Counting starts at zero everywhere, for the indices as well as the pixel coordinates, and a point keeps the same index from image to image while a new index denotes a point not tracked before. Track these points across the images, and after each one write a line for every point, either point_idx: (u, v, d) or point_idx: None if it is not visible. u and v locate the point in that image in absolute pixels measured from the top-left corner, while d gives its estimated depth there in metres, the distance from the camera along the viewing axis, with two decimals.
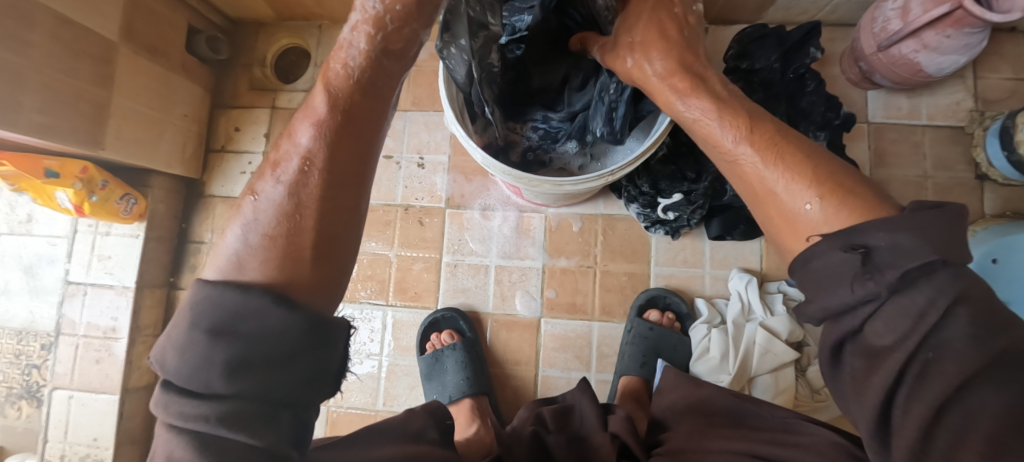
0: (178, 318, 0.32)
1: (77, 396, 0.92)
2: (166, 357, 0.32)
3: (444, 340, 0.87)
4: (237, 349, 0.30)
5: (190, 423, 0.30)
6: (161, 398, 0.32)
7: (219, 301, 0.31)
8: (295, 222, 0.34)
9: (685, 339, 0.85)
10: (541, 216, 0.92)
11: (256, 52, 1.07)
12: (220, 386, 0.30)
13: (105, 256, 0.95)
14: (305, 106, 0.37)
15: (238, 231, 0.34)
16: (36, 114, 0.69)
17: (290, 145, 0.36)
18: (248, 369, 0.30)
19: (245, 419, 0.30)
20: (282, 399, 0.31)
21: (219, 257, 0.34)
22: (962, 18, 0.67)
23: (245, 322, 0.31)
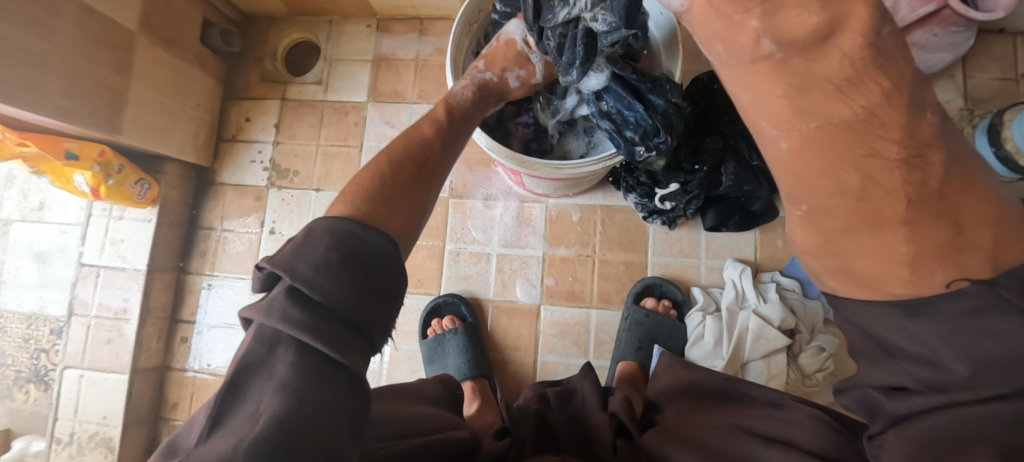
0: (312, 239, 0.39)
1: (86, 376, 0.95)
2: (297, 266, 0.37)
3: (446, 324, 0.90)
4: (362, 277, 0.38)
5: (299, 332, 0.33)
6: (274, 304, 0.35)
7: (356, 233, 0.40)
8: (410, 184, 0.49)
9: (680, 326, 0.87)
10: (542, 206, 0.95)
11: (267, 46, 1.10)
12: (340, 301, 0.36)
13: (117, 241, 0.98)
14: (427, 117, 0.58)
15: (358, 185, 0.46)
16: (58, 98, 0.73)
17: (414, 133, 0.54)
18: (362, 293, 0.37)
19: (345, 336, 0.35)
20: (370, 328, 0.38)
21: (348, 199, 0.44)
22: (949, 16, 0.71)
23: (370, 255, 0.40)
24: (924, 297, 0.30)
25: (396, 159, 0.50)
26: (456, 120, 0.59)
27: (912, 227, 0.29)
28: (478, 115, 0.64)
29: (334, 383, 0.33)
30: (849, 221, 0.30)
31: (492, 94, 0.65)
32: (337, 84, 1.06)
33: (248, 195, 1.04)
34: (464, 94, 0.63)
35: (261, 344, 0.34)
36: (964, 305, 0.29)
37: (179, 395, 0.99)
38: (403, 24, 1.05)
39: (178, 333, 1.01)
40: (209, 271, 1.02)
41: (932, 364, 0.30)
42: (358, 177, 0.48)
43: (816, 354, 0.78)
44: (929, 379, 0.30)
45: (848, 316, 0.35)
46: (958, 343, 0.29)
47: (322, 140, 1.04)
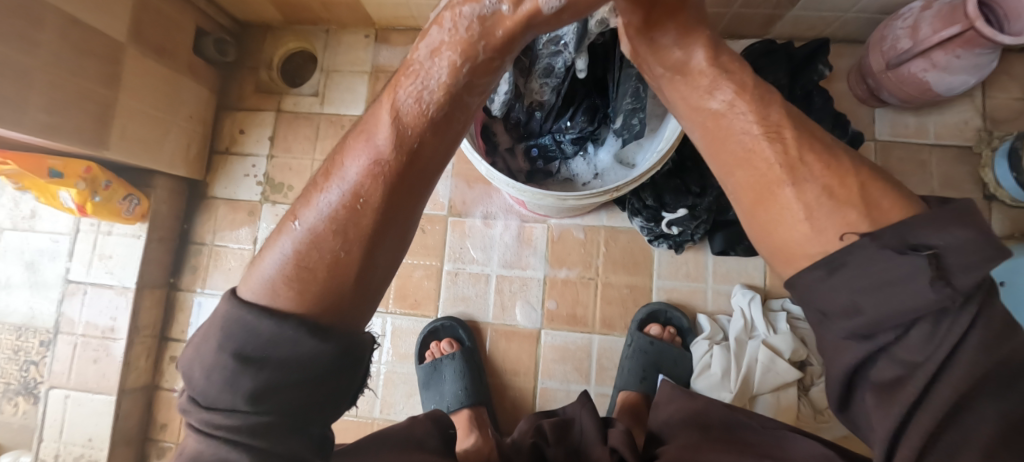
0: (206, 335, 0.32)
1: (72, 396, 0.92)
2: (194, 374, 0.32)
3: (444, 348, 0.87)
4: (267, 374, 0.30)
5: (217, 440, 0.31)
6: (189, 407, 0.32)
7: (254, 327, 0.31)
8: (340, 256, 0.33)
9: (686, 354, 0.84)
10: (543, 226, 0.91)
11: (263, 55, 1.07)
12: (247, 409, 0.30)
13: (106, 256, 0.95)
14: (366, 122, 0.37)
15: (281, 249, 0.33)
16: (41, 113, 0.70)
17: (342, 161, 0.36)
18: (271, 389, 0.31)
19: (270, 437, 0.31)
20: (299, 420, 0.32)
21: (255, 280, 0.33)
22: (973, 38, 0.67)
23: (277, 348, 0.31)
24: (833, 253, 0.30)
25: (313, 216, 0.34)
26: (424, 133, 0.36)
27: (795, 184, 0.33)
28: (476, 100, 0.39)
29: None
30: (755, 193, 0.36)
31: (495, 50, 0.36)
32: (334, 95, 1.02)
33: (241, 209, 1.01)
34: (435, 80, 0.36)
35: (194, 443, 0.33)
36: (861, 258, 0.29)
37: (168, 415, 0.96)
38: (403, 34, 1.01)
39: (168, 352, 0.98)
40: (200, 288, 0.99)
41: (856, 313, 0.29)
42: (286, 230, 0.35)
43: None
44: (856, 330, 0.29)
45: (800, 295, 0.32)
46: (878, 296, 0.28)
47: (318, 154, 1.01)
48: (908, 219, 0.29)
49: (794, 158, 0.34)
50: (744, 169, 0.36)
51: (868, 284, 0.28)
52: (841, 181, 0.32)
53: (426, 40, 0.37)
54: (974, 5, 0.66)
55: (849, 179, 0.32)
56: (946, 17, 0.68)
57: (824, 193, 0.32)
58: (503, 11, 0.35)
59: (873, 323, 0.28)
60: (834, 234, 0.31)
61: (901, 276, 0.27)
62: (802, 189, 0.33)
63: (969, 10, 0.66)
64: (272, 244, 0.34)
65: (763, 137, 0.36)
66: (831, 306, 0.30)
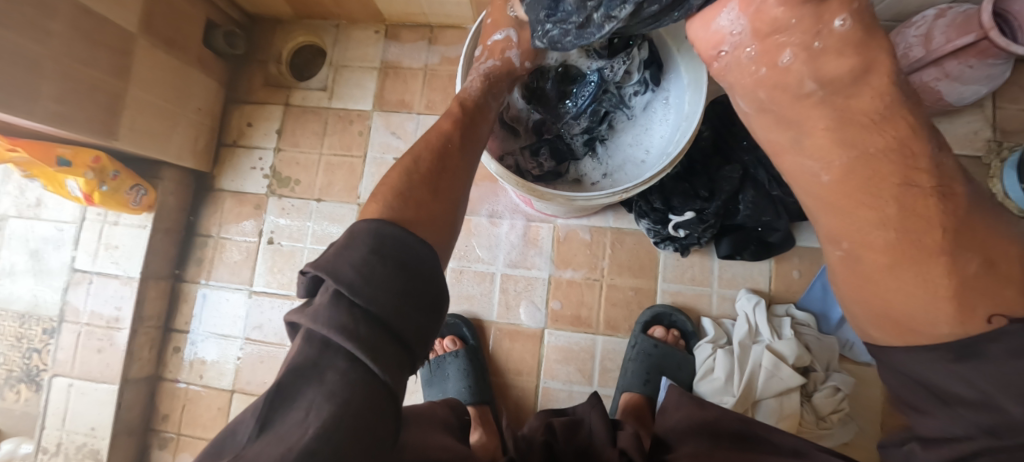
0: (354, 243, 0.40)
1: (76, 385, 0.92)
2: (342, 271, 0.37)
3: (447, 346, 0.89)
4: (405, 286, 0.39)
5: (348, 336, 0.34)
6: (324, 301, 0.36)
7: (396, 239, 0.41)
8: (439, 177, 0.49)
9: (689, 358, 0.85)
10: (550, 226, 0.91)
11: (272, 49, 1.07)
12: (386, 308, 0.37)
13: (111, 246, 0.95)
14: (447, 112, 0.56)
15: (400, 179, 0.47)
16: (52, 103, 0.70)
17: (436, 129, 0.53)
18: (404, 301, 0.38)
19: (388, 346, 0.36)
20: (409, 338, 0.38)
21: (383, 197, 0.45)
22: (987, 48, 0.68)
23: (412, 259, 0.41)
24: (968, 339, 0.34)
25: (423, 155, 0.50)
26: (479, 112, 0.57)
27: (951, 256, 0.36)
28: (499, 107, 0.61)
29: (379, 394, 0.34)
30: (892, 257, 0.39)
31: (500, 80, 0.60)
32: (343, 91, 1.02)
33: (247, 202, 1.01)
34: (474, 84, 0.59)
35: (309, 348, 0.35)
36: (1000, 348, 0.32)
37: (170, 406, 0.96)
38: (412, 31, 1.01)
39: (171, 343, 0.98)
40: (205, 280, 0.99)
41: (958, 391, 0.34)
42: (399, 170, 0.48)
43: (831, 394, 0.76)
44: (990, 421, 0.32)
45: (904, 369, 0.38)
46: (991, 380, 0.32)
47: (326, 149, 1.01)
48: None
49: (963, 222, 0.37)
50: (904, 236, 0.38)
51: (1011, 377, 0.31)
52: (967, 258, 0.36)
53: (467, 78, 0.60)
54: (988, 15, 0.66)
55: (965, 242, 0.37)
56: (961, 26, 0.69)
57: (982, 263, 0.36)
58: (495, 64, 0.59)
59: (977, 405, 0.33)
60: (954, 307, 0.35)
61: None
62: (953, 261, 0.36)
63: (983, 19, 0.66)
64: (390, 178, 0.48)
65: (932, 191, 0.38)
66: (939, 382, 0.35)
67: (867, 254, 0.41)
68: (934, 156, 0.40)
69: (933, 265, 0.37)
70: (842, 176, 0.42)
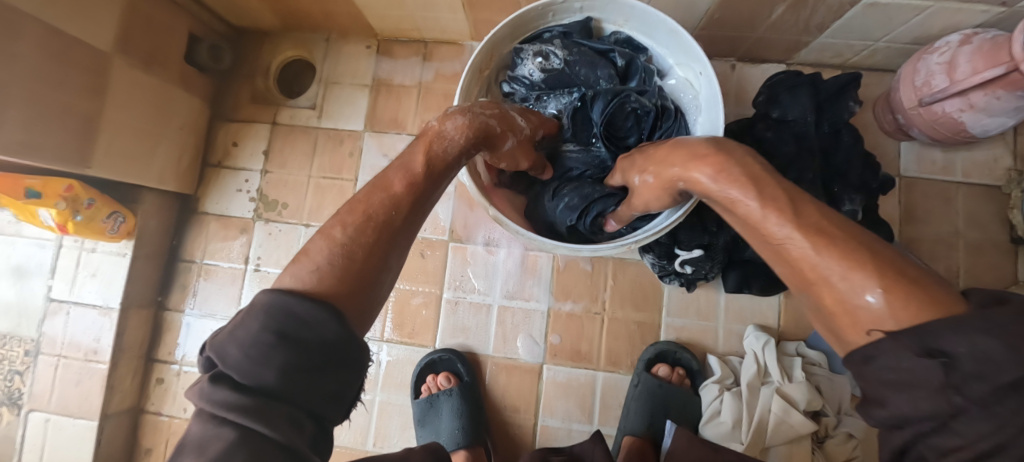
0: (246, 317, 0.36)
1: (53, 420, 0.88)
2: (229, 350, 0.35)
3: (441, 383, 0.83)
4: (298, 358, 0.34)
5: (231, 414, 0.33)
6: (215, 380, 0.35)
7: (293, 310, 0.36)
8: (376, 243, 0.40)
9: (695, 398, 0.80)
10: (549, 255, 0.87)
11: (259, 63, 1.02)
12: (272, 384, 0.34)
13: (90, 273, 0.90)
14: (398, 162, 0.46)
15: (322, 250, 0.39)
16: (18, 131, 0.65)
17: (382, 188, 0.43)
18: (298, 371, 0.34)
19: (281, 418, 0.34)
20: (308, 402, 0.35)
21: (297, 267, 0.39)
22: (1017, 80, 0.62)
23: (308, 330, 0.35)
24: (865, 347, 0.31)
25: (352, 219, 0.40)
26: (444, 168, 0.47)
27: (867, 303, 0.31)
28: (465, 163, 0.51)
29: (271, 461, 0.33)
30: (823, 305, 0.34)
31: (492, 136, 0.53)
32: (333, 109, 0.98)
33: (233, 226, 0.96)
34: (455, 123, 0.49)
35: (200, 421, 0.35)
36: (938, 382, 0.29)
37: (153, 440, 0.93)
38: (406, 46, 0.97)
39: (154, 374, 0.94)
40: (188, 307, 0.95)
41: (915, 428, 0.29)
42: (325, 236, 0.40)
43: (844, 441, 0.73)
44: None
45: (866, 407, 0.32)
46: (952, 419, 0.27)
47: (315, 170, 0.97)
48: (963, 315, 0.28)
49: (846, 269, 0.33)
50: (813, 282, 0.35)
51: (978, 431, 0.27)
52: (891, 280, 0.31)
53: (446, 123, 0.49)
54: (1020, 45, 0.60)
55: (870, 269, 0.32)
56: (988, 56, 0.64)
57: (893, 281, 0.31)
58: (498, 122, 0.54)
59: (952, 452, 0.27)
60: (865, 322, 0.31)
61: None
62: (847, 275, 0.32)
63: (1013, 50, 0.61)
64: (314, 245, 0.40)
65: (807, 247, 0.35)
66: None
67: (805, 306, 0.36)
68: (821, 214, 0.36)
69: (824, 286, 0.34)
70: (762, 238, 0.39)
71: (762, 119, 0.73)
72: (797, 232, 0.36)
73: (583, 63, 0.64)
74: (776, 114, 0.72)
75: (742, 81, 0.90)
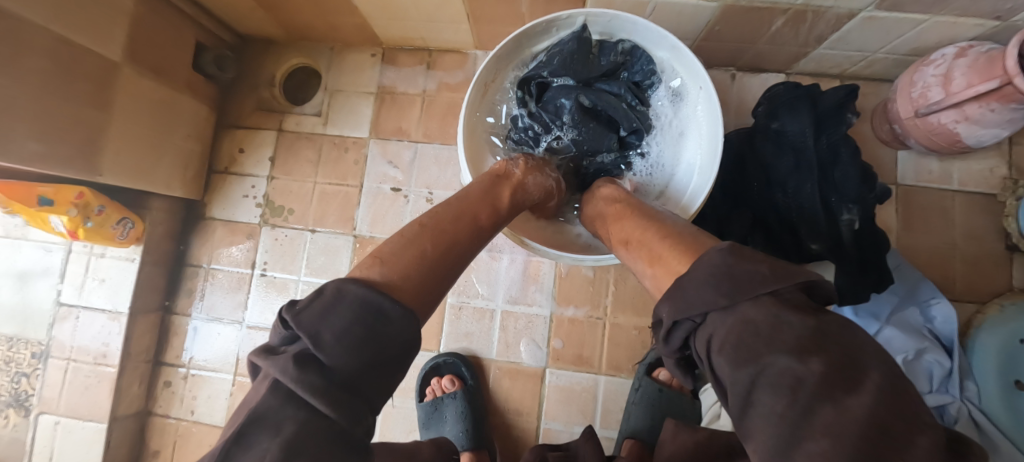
0: (341, 302, 0.34)
1: (62, 422, 0.89)
2: (322, 330, 0.32)
3: (445, 386, 0.85)
4: (386, 357, 0.34)
5: (310, 401, 0.30)
6: (293, 360, 0.31)
7: (391, 309, 0.36)
8: (444, 268, 0.45)
9: (694, 403, 0.82)
10: (551, 262, 0.89)
11: (264, 71, 1.03)
12: (357, 375, 0.32)
13: (98, 279, 0.92)
14: (486, 197, 0.55)
15: (410, 258, 0.42)
16: (28, 142, 0.66)
17: (467, 220, 0.50)
18: (382, 371, 0.34)
19: (359, 415, 0.32)
20: (375, 400, 0.34)
21: (380, 267, 0.40)
22: (1010, 93, 0.64)
23: (396, 329, 0.35)
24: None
25: (435, 238, 0.45)
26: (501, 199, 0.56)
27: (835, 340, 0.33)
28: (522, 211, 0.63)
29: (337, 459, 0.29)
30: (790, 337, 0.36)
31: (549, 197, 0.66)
32: (337, 117, 0.99)
33: (239, 232, 0.98)
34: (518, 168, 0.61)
35: (272, 398, 0.30)
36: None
37: (160, 442, 0.94)
38: (410, 55, 0.98)
39: (161, 377, 0.96)
40: (195, 312, 0.97)
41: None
42: (412, 244, 0.43)
43: None
44: None
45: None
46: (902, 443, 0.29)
47: (320, 177, 0.98)
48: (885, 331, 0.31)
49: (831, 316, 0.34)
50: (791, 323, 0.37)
51: None
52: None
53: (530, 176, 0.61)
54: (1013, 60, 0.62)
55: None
56: (983, 70, 0.65)
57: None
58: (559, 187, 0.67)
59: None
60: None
61: None
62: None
63: (1007, 64, 0.62)
64: (401, 250, 0.42)
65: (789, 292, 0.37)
66: None
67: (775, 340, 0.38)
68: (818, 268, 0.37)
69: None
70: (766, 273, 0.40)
71: (762, 132, 0.73)
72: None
73: (592, 135, 0.66)
74: (775, 125, 0.72)
75: (742, 91, 0.91)
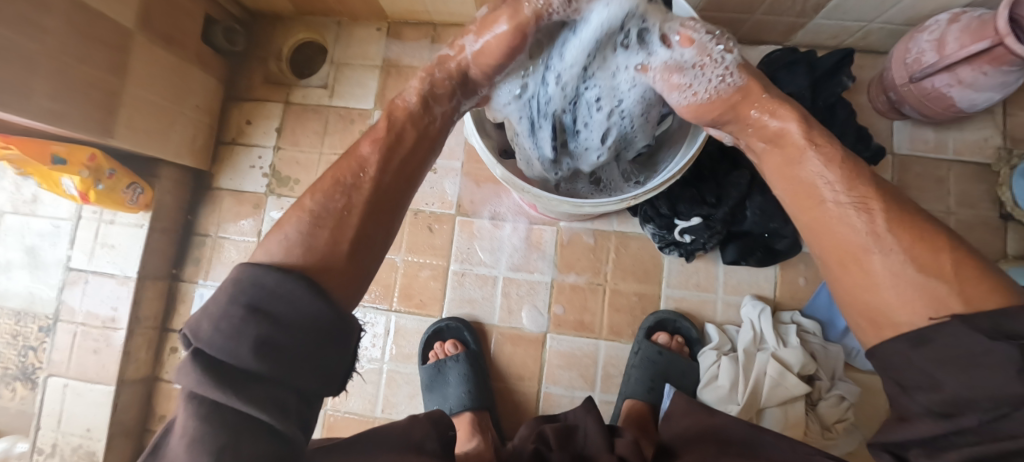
0: (219, 292, 0.34)
1: (71, 385, 0.91)
2: (202, 328, 0.33)
3: (448, 349, 0.86)
4: (271, 331, 0.32)
5: (207, 393, 0.31)
6: (189, 358, 0.33)
7: (260, 283, 0.34)
8: (342, 218, 0.40)
9: (693, 365, 0.84)
10: (553, 230, 0.90)
11: (272, 45, 1.05)
12: (245, 362, 0.32)
13: (108, 245, 0.94)
14: (375, 129, 0.46)
15: (294, 221, 0.39)
16: (46, 101, 0.68)
17: (353, 158, 0.43)
18: (272, 347, 0.32)
19: (260, 392, 0.32)
20: (283, 379, 0.33)
21: (271, 241, 0.38)
22: (1002, 55, 0.66)
23: (279, 302, 0.34)
24: (918, 327, 0.31)
25: (325, 186, 0.41)
26: (408, 127, 0.47)
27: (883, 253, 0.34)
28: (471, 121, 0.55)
29: (247, 435, 0.31)
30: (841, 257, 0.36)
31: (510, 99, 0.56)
32: (344, 89, 1.01)
33: (246, 202, 0.99)
34: (413, 89, 0.50)
35: (182, 402, 0.33)
36: (950, 336, 0.29)
37: (167, 407, 0.96)
38: (415, 29, 1.00)
39: (168, 344, 0.97)
40: (202, 279, 0.98)
41: (933, 389, 0.29)
42: (297, 208, 0.40)
43: (836, 404, 0.75)
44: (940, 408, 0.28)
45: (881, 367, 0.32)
46: (962, 369, 0.27)
47: (327, 148, 1.00)
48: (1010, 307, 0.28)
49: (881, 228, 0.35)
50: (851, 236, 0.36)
51: (948, 360, 0.28)
52: (947, 258, 0.32)
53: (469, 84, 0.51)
54: (1004, 20, 0.64)
55: (924, 243, 0.33)
56: (975, 32, 0.67)
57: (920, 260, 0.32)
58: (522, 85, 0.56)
59: (953, 402, 0.28)
60: (923, 310, 0.31)
61: (997, 361, 0.26)
62: (895, 257, 0.33)
63: (999, 25, 0.64)
64: (286, 218, 0.40)
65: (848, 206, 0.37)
66: (913, 380, 0.30)
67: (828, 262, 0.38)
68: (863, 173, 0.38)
69: (872, 258, 0.34)
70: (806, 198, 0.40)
71: None
72: (859, 197, 0.37)
73: None
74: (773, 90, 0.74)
75: None
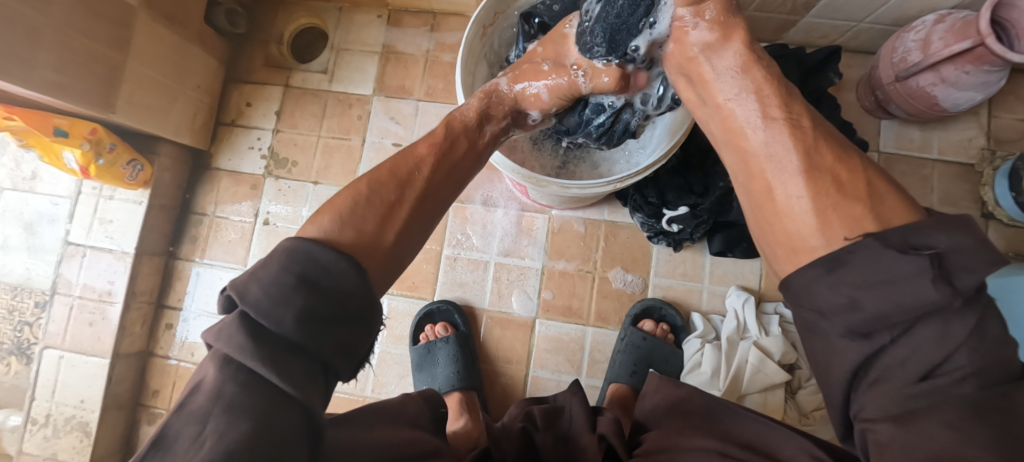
0: (268, 260, 0.35)
1: (67, 357, 0.93)
2: (248, 291, 0.33)
3: (438, 332, 0.88)
4: (320, 304, 0.33)
5: (246, 357, 0.31)
6: (232, 321, 0.32)
7: (315, 256, 0.35)
8: (393, 209, 0.41)
9: (677, 352, 0.85)
10: (545, 217, 0.92)
11: (274, 29, 1.06)
12: (291, 330, 0.32)
13: (106, 220, 0.95)
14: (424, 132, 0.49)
15: (345, 200, 0.40)
16: (50, 72, 0.69)
17: (408, 150, 0.46)
18: (319, 320, 0.33)
19: (298, 368, 0.32)
20: (322, 359, 0.33)
21: (319, 216, 0.39)
22: (983, 54, 0.68)
23: (329, 278, 0.34)
24: None
25: (379, 175, 0.42)
26: (461, 137, 0.50)
27: (806, 176, 0.33)
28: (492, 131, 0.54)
29: (283, 412, 0.31)
30: (765, 183, 0.35)
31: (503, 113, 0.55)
32: (343, 74, 1.02)
33: (244, 182, 1.01)
34: (471, 107, 0.53)
35: (215, 365, 0.32)
36: (865, 255, 0.28)
37: (160, 382, 0.97)
38: (415, 17, 1.01)
39: (163, 320, 0.99)
40: (199, 258, 1.00)
41: (854, 310, 0.27)
42: (348, 188, 0.41)
43: (815, 392, 0.77)
44: (855, 325, 0.27)
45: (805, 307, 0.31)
46: (879, 291, 0.27)
47: (324, 131, 1.01)
48: (914, 223, 0.28)
49: (810, 148, 0.33)
50: (770, 162, 0.35)
51: (870, 280, 0.27)
52: (859, 179, 0.32)
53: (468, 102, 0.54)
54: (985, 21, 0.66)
55: (843, 167, 0.32)
56: (958, 32, 0.69)
57: (832, 184, 0.32)
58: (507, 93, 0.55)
59: (875, 320, 0.27)
60: (839, 230, 0.30)
61: (907, 275, 0.26)
62: (810, 182, 0.32)
63: (980, 25, 0.66)
64: (336, 197, 0.41)
65: (781, 120, 0.35)
66: (829, 304, 0.29)
67: (751, 186, 0.36)
68: (785, 98, 0.36)
69: (782, 189, 0.34)
70: (725, 125, 0.39)
71: None
72: (781, 133, 0.35)
73: None
74: None
75: None
